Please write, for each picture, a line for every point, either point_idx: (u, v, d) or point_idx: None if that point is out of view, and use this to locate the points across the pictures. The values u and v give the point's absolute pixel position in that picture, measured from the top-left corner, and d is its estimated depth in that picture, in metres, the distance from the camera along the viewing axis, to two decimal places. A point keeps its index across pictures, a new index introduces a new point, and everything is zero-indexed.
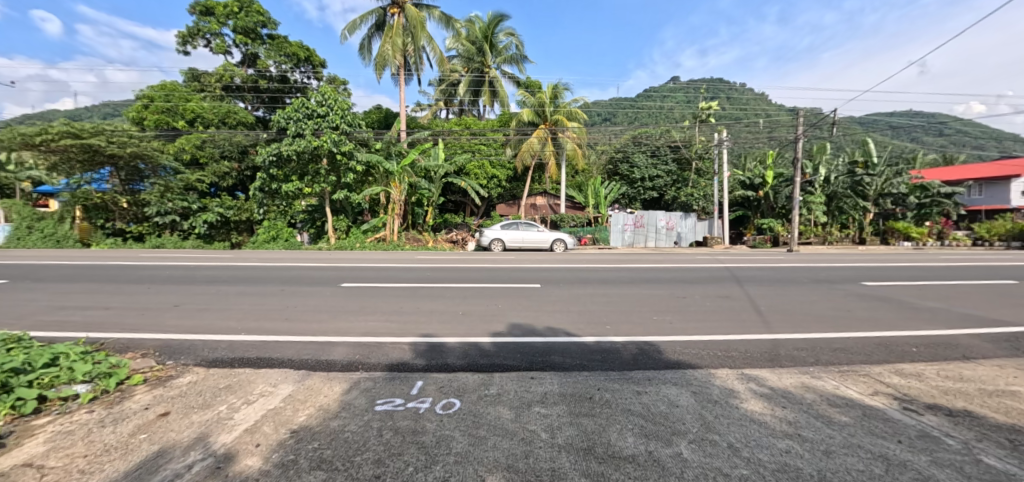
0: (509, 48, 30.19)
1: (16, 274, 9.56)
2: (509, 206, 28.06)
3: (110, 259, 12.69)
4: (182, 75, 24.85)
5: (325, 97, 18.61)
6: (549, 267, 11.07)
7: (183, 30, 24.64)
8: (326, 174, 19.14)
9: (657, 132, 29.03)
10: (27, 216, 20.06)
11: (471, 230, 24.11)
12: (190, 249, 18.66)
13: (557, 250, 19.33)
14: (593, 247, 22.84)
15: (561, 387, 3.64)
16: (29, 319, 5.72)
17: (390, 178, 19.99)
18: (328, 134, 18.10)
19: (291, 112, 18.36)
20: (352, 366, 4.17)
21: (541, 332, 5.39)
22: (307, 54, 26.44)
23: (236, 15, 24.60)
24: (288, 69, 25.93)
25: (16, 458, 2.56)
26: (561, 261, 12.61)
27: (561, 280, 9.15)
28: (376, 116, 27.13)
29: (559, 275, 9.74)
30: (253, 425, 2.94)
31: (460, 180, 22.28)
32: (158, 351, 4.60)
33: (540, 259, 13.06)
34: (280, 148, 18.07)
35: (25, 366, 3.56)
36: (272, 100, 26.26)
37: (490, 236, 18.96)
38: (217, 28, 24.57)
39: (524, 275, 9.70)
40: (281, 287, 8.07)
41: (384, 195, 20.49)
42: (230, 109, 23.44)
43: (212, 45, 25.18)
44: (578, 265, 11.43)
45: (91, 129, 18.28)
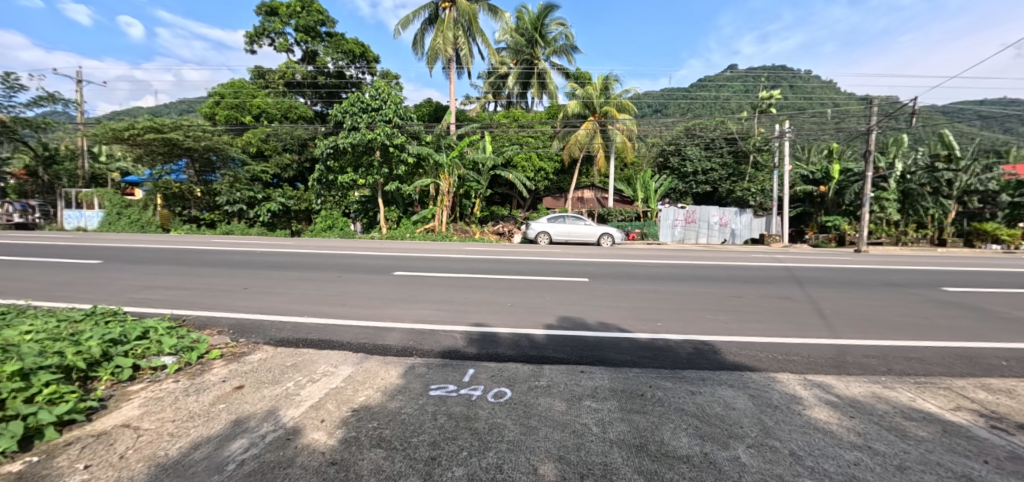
0: (558, 38, 29.76)
1: (108, 256, 10.65)
2: (555, 199, 27.70)
3: (186, 244, 13.78)
4: (250, 73, 26.50)
5: (379, 92, 19.36)
6: (595, 261, 10.93)
7: (250, 30, 26.24)
8: (379, 166, 19.74)
9: (712, 123, 27.65)
10: (116, 204, 22.29)
11: (517, 223, 24.19)
12: (256, 235, 20.14)
13: (604, 245, 19.01)
14: (641, 242, 22.34)
15: (612, 382, 3.60)
16: (120, 297, 6.36)
17: (440, 170, 20.50)
18: (381, 127, 18.67)
19: (348, 106, 19.20)
20: (407, 351, 4.33)
21: (590, 326, 5.36)
22: (362, 51, 27.41)
23: (298, 14, 25.88)
24: (344, 65, 27.02)
25: (117, 418, 2.88)
26: (608, 256, 12.39)
27: (608, 275, 9.00)
28: (426, 109, 27.87)
29: (607, 270, 9.58)
30: (317, 402, 3.13)
31: (507, 172, 22.41)
32: (231, 329, 4.97)
33: (587, 253, 12.93)
34: (338, 141, 18.94)
35: (122, 338, 4.00)
36: (330, 95, 27.31)
37: (536, 229, 18.97)
38: (281, 27, 25.93)
39: (572, 269, 9.64)
40: (338, 274, 8.50)
41: (433, 187, 21.01)
42: (292, 104, 24.78)
43: (276, 44, 26.60)
44: (626, 261, 11.23)
45: (171, 124, 19.94)
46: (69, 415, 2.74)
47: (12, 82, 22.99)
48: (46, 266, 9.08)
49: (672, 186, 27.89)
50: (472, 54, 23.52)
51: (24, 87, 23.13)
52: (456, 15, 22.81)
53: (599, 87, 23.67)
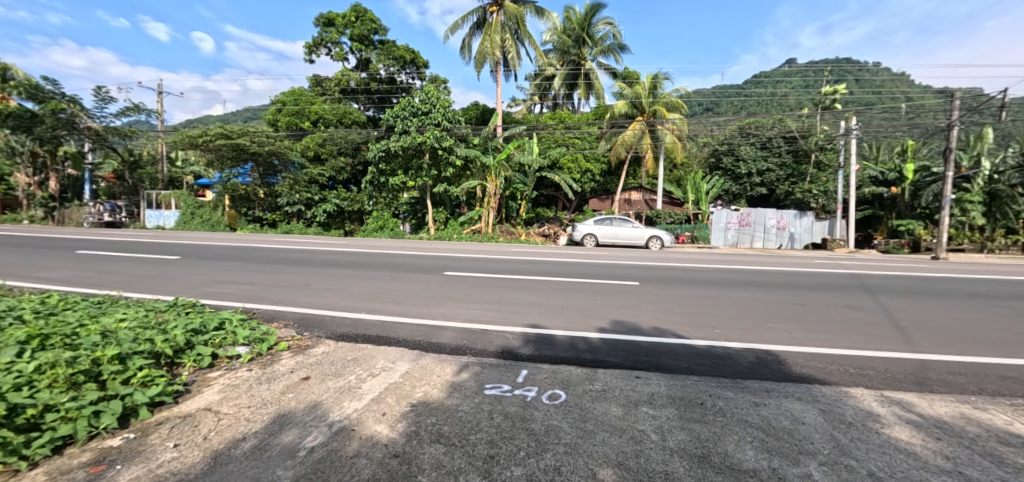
0: (606, 38, 29.42)
1: (186, 253, 11.60)
2: (602, 201, 27.37)
3: (252, 243, 14.74)
4: (309, 81, 27.98)
5: (428, 96, 19.97)
6: (644, 265, 10.67)
7: (309, 41, 27.76)
8: (428, 168, 20.34)
9: (768, 121, 26.31)
10: (190, 204, 24.21)
11: (563, 225, 24.00)
12: (314, 235, 21.31)
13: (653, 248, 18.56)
14: (691, 246, 21.63)
15: (669, 389, 3.50)
16: (198, 290, 6.91)
17: (487, 172, 20.77)
18: (431, 130, 19.24)
19: (399, 111, 19.96)
20: (461, 349, 4.41)
21: (643, 331, 5.24)
22: (412, 57, 28.32)
23: (353, 24, 27.13)
24: (395, 71, 28.01)
25: (200, 402, 3.13)
26: (657, 259, 12.07)
27: (660, 279, 8.75)
28: (474, 112, 28.36)
29: (657, 274, 9.34)
30: (378, 396, 3.26)
31: (554, 174, 22.35)
32: (296, 323, 5.28)
33: (635, 256, 12.66)
34: (389, 144, 19.66)
35: (202, 328, 4.35)
36: (381, 100, 28.42)
37: (582, 231, 18.85)
38: (337, 37, 27.25)
39: (621, 272, 9.46)
40: (391, 272, 8.80)
41: (480, 189, 21.32)
42: (346, 110, 25.92)
43: (332, 53, 27.98)
44: (676, 265, 10.88)
45: (238, 130, 21.46)
46: (159, 397, 3.01)
47: (103, 94, 25.56)
48: (135, 261, 10.03)
49: (724, 187, 26.77)
50: (519, 56, 23.68)
51: (114, 99, 25.70)
52: (503, 18, 23.10)
53: (647, 86, 23.19)
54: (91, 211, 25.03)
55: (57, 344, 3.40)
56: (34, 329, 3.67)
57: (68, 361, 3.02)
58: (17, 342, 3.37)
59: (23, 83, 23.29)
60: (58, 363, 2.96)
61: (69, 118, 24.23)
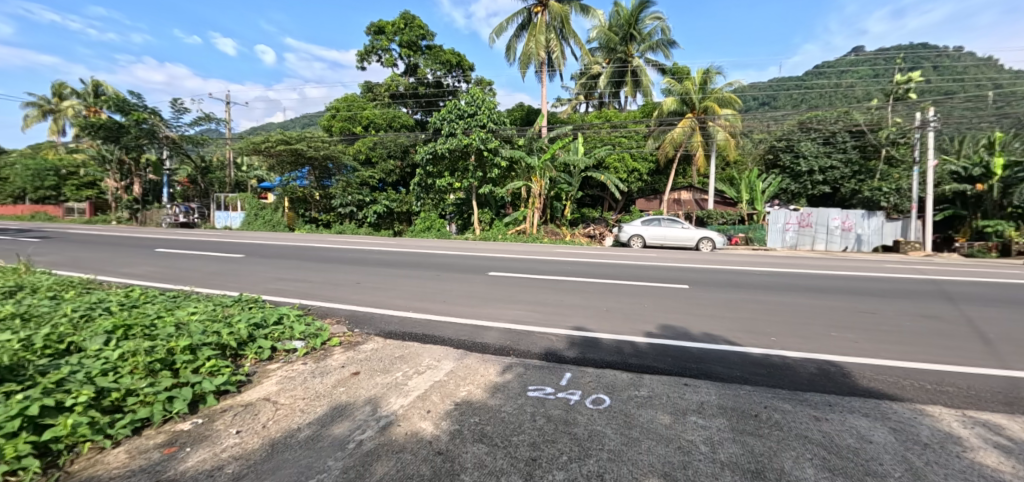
0: (654, 33, 28.64)
1: (251, 252, 12.47)
2: (649, 201, 26.72)
3: (309, 242, 15.62)
4: (361, 88, 29.27)
5: (474, 99, 20.30)
6: (693, 267, 10.27)
7: (361, 49, 29.03)
8: (473, 170, 20.76)
9: (832, 114, 24.52)
10: (254, 206, 26.09)
11: (609, 226, 23.55)
12: (365, 235, 22.35)
13: (704, 249, 17.86)
14: (745, 248, 20.61)
15: (719, 398, 3.35)
16: (261, 286, 7.43)
17: (531, 173, 20.79)
18: (476, 132, 19.63)
19: (446, 114, 20.54)
20: (504, 350, 4.45)
21: (693, 337, 5.05)
22: (458, 60, 28.92)
23: (402, 31, 28.08)
24: (442, 75, 28.71)
25: (260, 392, 3.35)
26: (707, 261, 11.57)
27: (711, 283, 8.39)
28: (518, 113, 28.55)
29: (707, 277, 8.95)
30: (423, 393, 3.34)
31: (599, 174, 21.99)
32: (348, 320, 5.54)
33: (684, 258, 12.21)
34: (436, 147, 20.25)
35: (262, 322, 4.66)
36: (429, 104, 29.23)
37: (628, 232, 18.43)
38: (387, 44, 28.30)
39: (669, 275, 9.15)
40: (438, 272, 9.04)
41: (525, 189, 21.38)
42: (395, 114, 26.82)
43: (382, 60, 29.10)
44: (729, 267, 10.39)
45: (297, 136, 22.80)
46: (223, 386, 3.26)
47: (180, 106, 28.05)
48: (207, 259, 10.92)
49: (782, 186, 25.26)
50: (564, 55, 23.52)
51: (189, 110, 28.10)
52: (548, 18, 23.04)
53: (699, 82, 22.53)
54: (169, 213, 27.53)
55: (138, 334, 3.76)
56: (119, 320, 4.09)
57: (147, 350, 3.34)
58: (106, 332, 3.77)
59: (114, 97, 25.96)
60: (139, 352, 3.28)
61: (151, 128, 26.79)
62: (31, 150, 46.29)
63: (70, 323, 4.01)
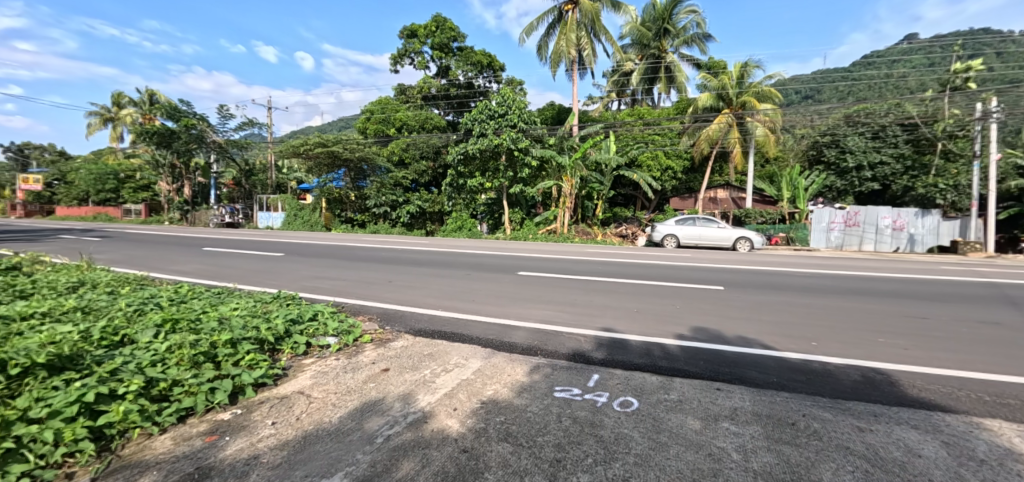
0: (689, 27, 27.90)
1: (291, 251, 13.01)
2: (683, 200, 26.08)
3: (345, 242, 16.15)
4: (394, 91, 29.99)
5: (505, 99, 20.45)
6: (729, 268, 9.92)
7: (394, 53, 29.71)
8: (504, 170, 20.89)
9: (882, 107, 23.14)
10: (294, 206, 27.25)
11: (642, 225, 23.13)
12: (398, 234, 22.92)
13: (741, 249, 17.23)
14: (785, 248, 19.76)
15: (754, 405, 3.22)
16: (299, 284, 7.74)
17: (562, 172, 20.65)
18: (507, 132, 19.74)
19: (477, 114, 20.83)
20: (532, 350, 4.45)
21: (727, 340, 4.88)
22: (489, 61, 29.12)
23: (434, 34, 28.56)
24: (473, 75, 29.00)
25: (295, 386, 3.48)
26: (744, 262, 11.15)
27: (747, 284, 8.08)
28: (549, 112, 28.48)
29: (743, 278, 8.63)
30: (450, 391, 3.38)
31: (631, 172, 21.62)
32: (380, 317, 5.69)
33: (719, 258, 11.82)
34: (467, 147, 20.51)
35: (299, 318, 4.85)
36: (460, 105, 29.59)
37: (662, 231, 18.01)
38: (419, 47, 28.85)
39: (702, 276, 8.88)
40: (467, 271, 9.13)
41: (556, 189, 21.29)
42: (427, 115, 27.29)
43: (415, 63, 29.69)
44: (767, 268, 9.97)
45: (333, 139, 23.61)
46: (261, 378, 3.41)
47: (226, 112, 29.61)
48: (249, 258, 11.48)
49: (826, 183, 24.04)
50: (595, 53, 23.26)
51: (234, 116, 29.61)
52: (579, 16, 22.83)
53: (735, 76, 21.87)
54: (216, 214, 29.12)
55: (185, 328, 4.00)
56: (168, 314, 4.36)
57: (193, 342, 3.55)
58: (156, 325, 4.03)
59: (166, 105, 27.67)
60: (185, 345, 3.48)
61: (199, 133, 28.42)
62: (94, 156, 50.04)
63: (125, 316, 4.31)
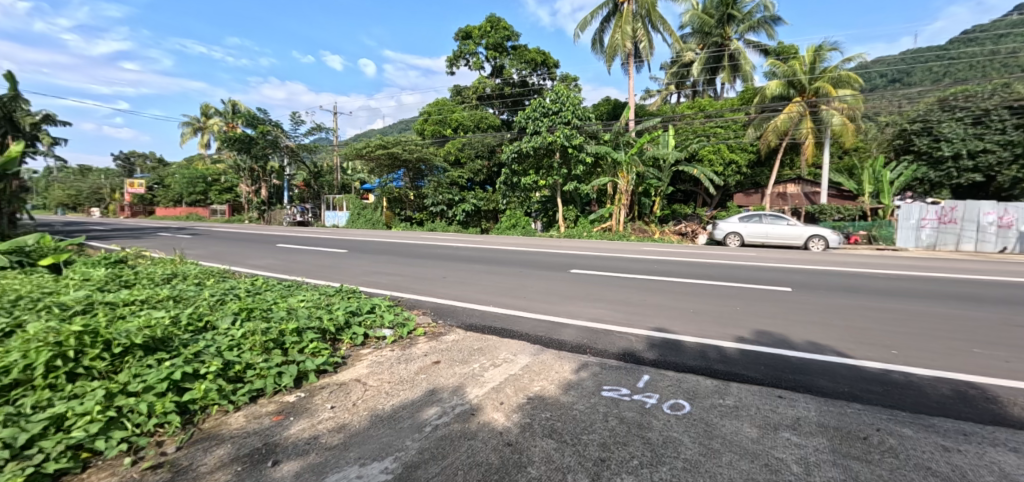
0: (756, 11, 26.22)
1: (355, 248, 13.82)
2: (748, 196, 24.58)
3: (404, 239, 16.90)
4: (451, 92, 30.83)
5: (558, 96, 20.51)
6: (798, 268, 9.22)
7: (450, 55, 30.53)
8: (558, 167, 20.79)
9: (987, 88, 20.39)
10: (357, 206, 28.86)
11: (702, 222, 22.07)
12: (455, 232, 23.62)
13: (814, 249, 15.92)
14: (866, 248, 18.00)
15: (820, 415, 2.99)
16: (361, 279, 8.21)
17: (618, 168, 20.11)
18: (561, 129, 19.64)
19: (531, 112, 20.93)
20: (581, 348, 4.42)
21: (792, 345, 4.55)
22: (543, 58, 29.09)
23: (488, 34, 28.99)
24: (527, 73, 29.13)
25: (353, 373, 3.71)
26: (817, 262, 10.29)
27: (820, 286, 7.45)
28: (604, 108, 27.98)
29: (815, 279, 7.97)
30: (498, 385, 3.45)
31: (691, 167, 20.65)
32: (433, 311, 5.91)
33: (787, 258, 11.01)
34: (521, 146, 20.69)
35: (358, 311, 5.16)
36: (514, 103, 29.81)
37: (724, 229, 17.06)
38: (474, 48, 29.41)
39: (767, 276, 8.33)
40: (519, 269, 9.22)
41: (611, 186, 20.84)
42: (483, 115, 27.76)
43: (470, 64, 30.30)
44: (843, 269, 9.15)
45: (393, 141, 24.73)
46: (323, 365, 3.67)
47: (298, 119, 31.96)
48: (318, 254, 12.32)
49: (917, 176, 21.65)
50: (652, 44, 22.53)
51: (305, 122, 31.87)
52: (635, 7, 22.17)
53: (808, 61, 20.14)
54: (290, 213, 31.57)
55: (258, 317, 4.40)
56: (244, 304, 4.81)
57: (264, 330, 3.90)
58: (234, 313, 4.47)
59: (247, 114, 30.35)
60: (258, 332, 3.83)
61: (274, 139, 30.91)
62: (188, 162, 55.96)
63: (209, 305, 4.82)
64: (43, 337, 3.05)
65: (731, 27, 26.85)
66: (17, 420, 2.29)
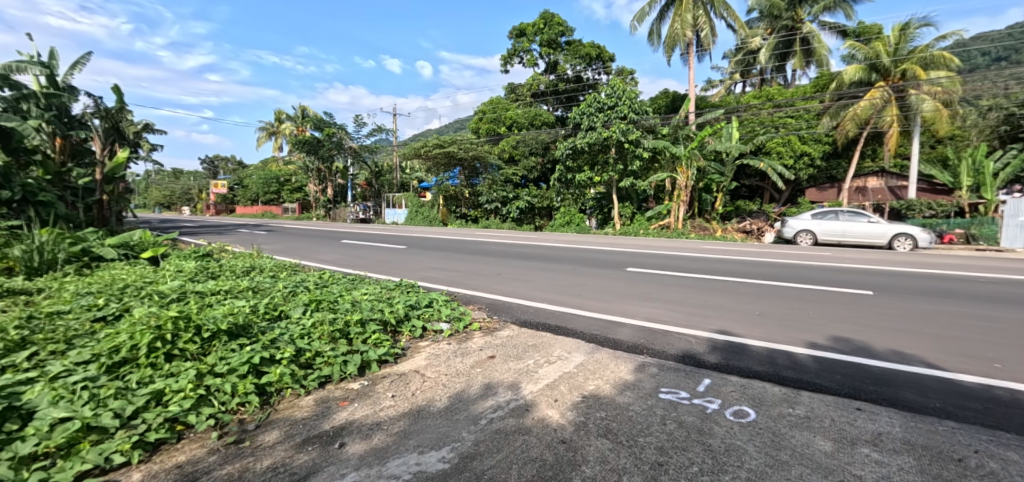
0: None
1: (414, 244, 14.37)
2: (822, 191, 22.73)
3: (460, 236, 17.34)
4: (505, 90, 31.07)
5: (614, 90, 19.99)
6: (882, 270, 8.36)
7: (505, 54, 30.79)
8: (614, 163, 20.41)
9: None
10: (415, 204, 29.97)
11: (770, 219, 20.62)
12: (509, 229, 23.90)
13: (900, 249, 14.35)
14: (962, 248, 15.82)
15: (906, 432, 2.71)
16: (420, 274, 8.52)
17: (677, 163, 19.40)
18: (617, 124, 19.23)
19: (586, 107, 20.59)
20: (637, 348, 4.30)
21: (873, 353, 4.16)
22: (598, 52, 28.58)
23: (542, 31, 28.95)
24: (582, 69, 28.78)
25: (412, 365, 3.86)
26: (905, 263, 9.29)
27: (907, 290, 6.72)
28: (663, 101, 27.02)
29: (902, 283, 7.20)
30: (552, 382, 3.45)
31: (757, 160, 19.43)
32: (488, 307, 6.02)
33: (868, 258, 10.05)
34: (576, 142, 20.50)
35: (417, 304, 5.36)
36: (569, 99, 29.50)
37: (795, 227, 16.04)
38: (528, 45, 29.47)
39: (844, 278, 7.65)
40: (573, 266, 9.14)
41: (669, 181, 20.09)
42: (537, 112, 27.57)
43: (524, 61, 30.38)
44: (937, 271, 8.18)
45: (449, 140, 25.39)
46: (384, 356, 3.84)
47: (361, 121, 33.69)
48: (380, 250, 12.94)
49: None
50: (714, 32, 21.44)
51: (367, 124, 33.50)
52: None
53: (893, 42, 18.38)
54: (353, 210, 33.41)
55: (325, 308, 4.70)
56: (314, 296, 5.17)
57: (332, 320, 4.17)
58: (305, 304, 4.82)
59: (314, 118, 32.41)
60: (326, 322, 4.10)
61: (339, 141, 32.83)
62: (264, 164, 60.86)
63: (283, 296, 5.22)
64: (147, 321, 3.47)
65: (804, 9, 24.92)
66: (125, 394, 2.61)
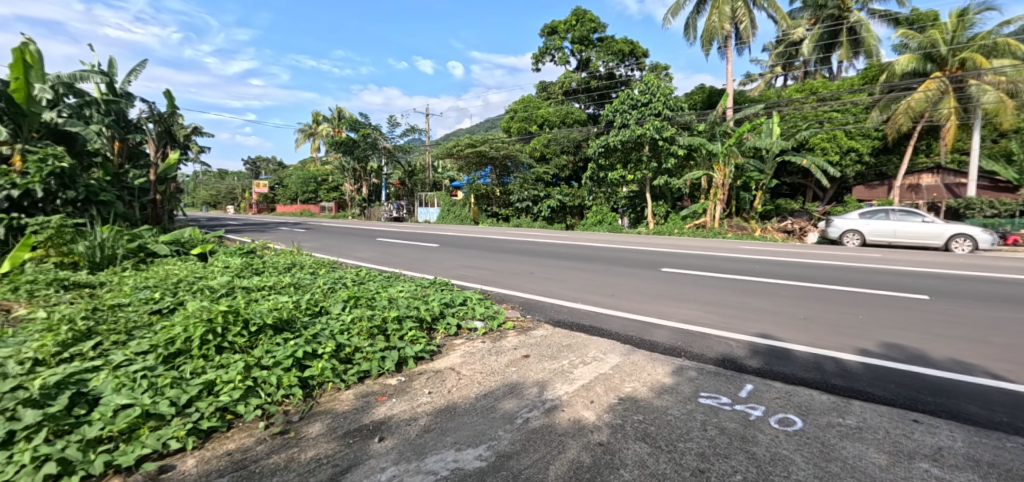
0: None
1: (447, 242, 14.56)
2: (870, 188, 21.52)
3: (491, 235, 17.46)
4: (536, 88, 30.97)
5: (648, 86, 19.51)
6: (939, 273, 7.83)
7: (536, 52, 30.71)
8: (648, 160, 20.05)
9: None
10: (447, 203, 30.37)
11: (813, 219, 19.64)
12: (541, 228, 23.88)
13: (958, 251, 13.40)
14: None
15: (970, 447, 2.52)
16: (453, 272, 8.63)
17: (713, 160, 18.82)
18: (651, 121, 18.86)
19: (618, 105, 20.20)
20: (674, 351, 4.20)
21: (931, 362, 3.90)
22: (631, 48, 28.08)
23: (574, 28, 28.71)
24: (615, 65, 28.38)
25: (447, 362, 3.90)
26: (965, 265, 8.66)
27: (968, 294, 6.26)
28: (698, 96, 26.29)
29: (962, 287, 6.71)
30: (588, 383, 3.41)
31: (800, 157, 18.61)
32: (521, 306, 6.02)
33: (922, 260, 9.44)
34: (609, 140, 20.23)
35: (451, 302, 5.43)
36: (601, 96, 29.12)
37: (841, 227, 15.22)
38: (560, 43, 29.28)
39: (896, 281, 7.20)
40: (606, 266, 9.02)
41: (705, 179, 19.54)
42: (569, 110, 27.34)
43: (556, 59, 30.21)
44: (1003, 275, 7.57)
45: (480, 139, 25.56)
46: (420, 352, 3.90)
47: (394, 121, 34.41)
48: (414, 248, 13.19)
49: None
50: (753, 24, 20.69)
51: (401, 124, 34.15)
52: None
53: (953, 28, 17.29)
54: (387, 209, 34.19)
55: (364, 304, 4.83)
56: (352, 292, 5.32)
57: (370, 317, 4.27)
58: (344, 300, 4.97)
59: (349, 120, 33.29)
60: (364, 318, 4.21)
61: (373, 141, 33.65)
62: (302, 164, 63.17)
63: (323, 292, 5.40)
64: (200, 314, 3.66)
65: None
66: (180, 383, 2.75)
